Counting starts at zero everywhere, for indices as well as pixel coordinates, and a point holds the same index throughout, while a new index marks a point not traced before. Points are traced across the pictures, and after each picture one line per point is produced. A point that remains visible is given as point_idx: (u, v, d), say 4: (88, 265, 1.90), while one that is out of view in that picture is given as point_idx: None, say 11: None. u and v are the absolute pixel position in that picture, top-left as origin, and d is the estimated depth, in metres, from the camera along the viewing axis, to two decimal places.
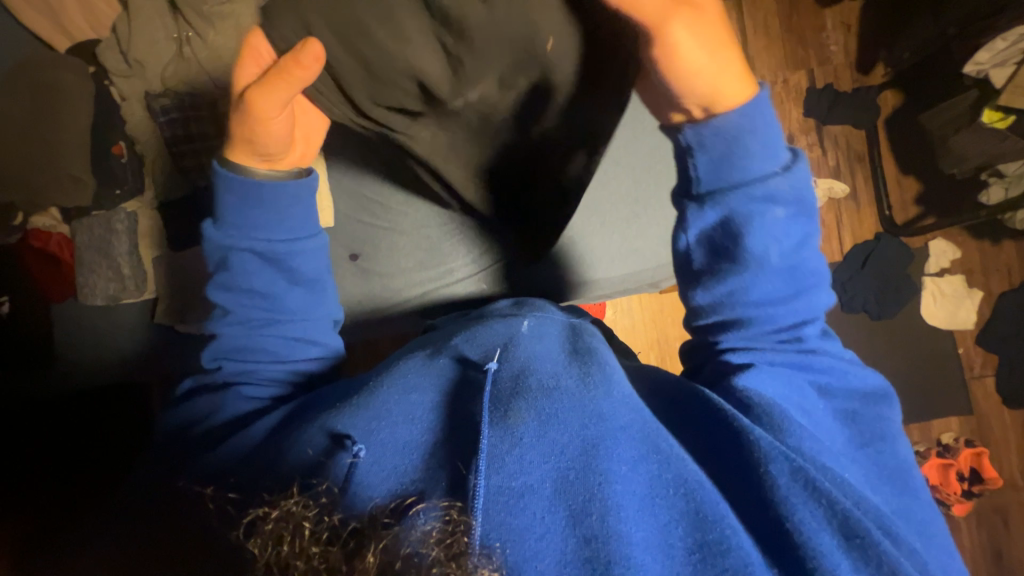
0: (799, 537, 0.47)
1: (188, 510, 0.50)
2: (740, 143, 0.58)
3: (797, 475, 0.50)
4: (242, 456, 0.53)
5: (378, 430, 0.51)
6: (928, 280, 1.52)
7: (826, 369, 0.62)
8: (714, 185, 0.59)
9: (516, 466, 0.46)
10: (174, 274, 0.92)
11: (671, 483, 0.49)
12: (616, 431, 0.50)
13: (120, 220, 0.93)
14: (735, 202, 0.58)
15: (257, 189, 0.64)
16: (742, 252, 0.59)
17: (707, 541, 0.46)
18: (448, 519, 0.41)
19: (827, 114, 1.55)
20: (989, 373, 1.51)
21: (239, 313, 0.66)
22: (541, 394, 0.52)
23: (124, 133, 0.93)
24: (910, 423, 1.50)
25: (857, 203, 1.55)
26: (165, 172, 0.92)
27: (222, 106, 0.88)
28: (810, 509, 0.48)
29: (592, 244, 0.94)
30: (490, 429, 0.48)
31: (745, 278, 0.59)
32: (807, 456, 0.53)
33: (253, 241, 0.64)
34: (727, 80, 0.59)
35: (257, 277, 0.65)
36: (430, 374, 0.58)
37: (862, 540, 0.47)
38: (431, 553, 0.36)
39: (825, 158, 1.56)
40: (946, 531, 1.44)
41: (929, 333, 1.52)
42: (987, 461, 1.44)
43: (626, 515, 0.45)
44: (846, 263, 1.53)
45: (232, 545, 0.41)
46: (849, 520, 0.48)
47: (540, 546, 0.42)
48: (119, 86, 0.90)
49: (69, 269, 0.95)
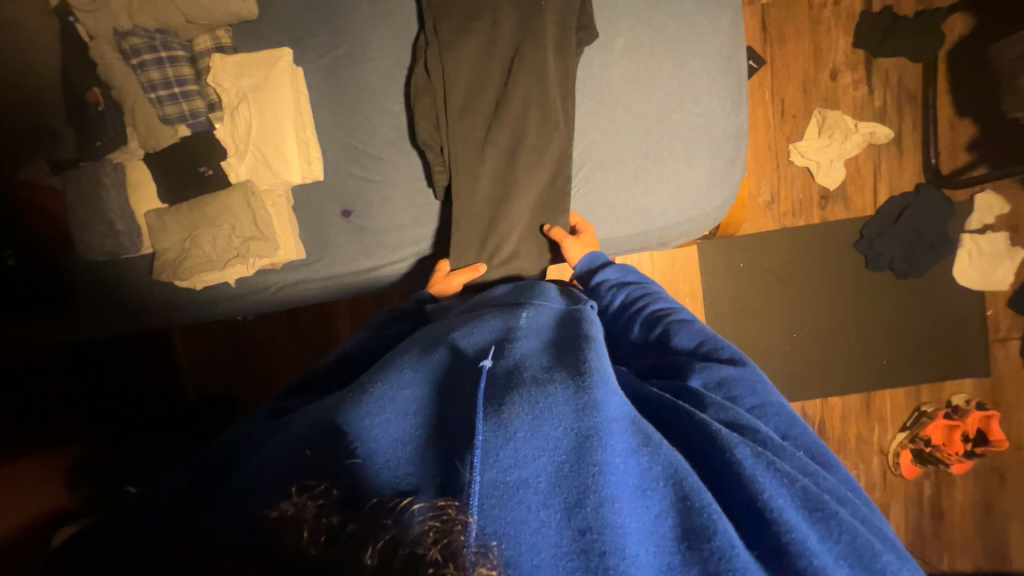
0: (772, 513, 0.42)
1: (204, 504, 0.46)
2: (625, 266, 0.80)
3: (760, 456, 0.46)
4: (249, 463, 0.47)
5: (374, 427, 0.46)
6: (966, 237, 1.41)
7: (753, 386, 0.57)
8: (613, 275, 0.77)
9: (511, 461, 0.41)
10: (166, 229, 0.87)
11: (661, 474, 0.45)
12: (610, 423, 0.45)
13: (106, 171, 0.87)
14: (629, 281, 0.75)
15: (384, 76, 0.86)
16: (651, 317, 0.69)
17: (694, 527, 0.42)
18: (445, 518, 0.36)
19: (880, 44, 1.36)
20: (1015, 337, 1.44)
21: (402, 239, 0.90)
22: (537, 388, 0.47)
23: (98, 78, 0.85)
24: (921, 384, 1.47)
25: (900, 148, 1.40)
26: (146, 120, 0.84)
27: (199, 49, 0.86)
28: (777, 485, 0.44)
29: (592, 199, 0.85)
30: (484, 424, 0.43)
31: (661, 335, 0.66)
32: (767, 440, 0.50)
33: (404, 168, 0.88)
34: (647, 48, 0.81)
35: (407, 199, 0.89)
36: (425, 365, 0.54)
37: (826, 512, 0.44)
38: (428, 552, 0.33)
39: (870, 98, 1.39)
40: (940, 486, 1.46)
41: (956, 293, 1.44)
42: (997, 423, 1.40)
43: (619, 507, 0.41)
44: (879, 217, 1.41)
45: (230, 546, 0.39)
46: (810, 491, 0.45)
47: (535, 541, 0.39)
48: (85, 23, 0.81)
49: (65, 225, 0.90)
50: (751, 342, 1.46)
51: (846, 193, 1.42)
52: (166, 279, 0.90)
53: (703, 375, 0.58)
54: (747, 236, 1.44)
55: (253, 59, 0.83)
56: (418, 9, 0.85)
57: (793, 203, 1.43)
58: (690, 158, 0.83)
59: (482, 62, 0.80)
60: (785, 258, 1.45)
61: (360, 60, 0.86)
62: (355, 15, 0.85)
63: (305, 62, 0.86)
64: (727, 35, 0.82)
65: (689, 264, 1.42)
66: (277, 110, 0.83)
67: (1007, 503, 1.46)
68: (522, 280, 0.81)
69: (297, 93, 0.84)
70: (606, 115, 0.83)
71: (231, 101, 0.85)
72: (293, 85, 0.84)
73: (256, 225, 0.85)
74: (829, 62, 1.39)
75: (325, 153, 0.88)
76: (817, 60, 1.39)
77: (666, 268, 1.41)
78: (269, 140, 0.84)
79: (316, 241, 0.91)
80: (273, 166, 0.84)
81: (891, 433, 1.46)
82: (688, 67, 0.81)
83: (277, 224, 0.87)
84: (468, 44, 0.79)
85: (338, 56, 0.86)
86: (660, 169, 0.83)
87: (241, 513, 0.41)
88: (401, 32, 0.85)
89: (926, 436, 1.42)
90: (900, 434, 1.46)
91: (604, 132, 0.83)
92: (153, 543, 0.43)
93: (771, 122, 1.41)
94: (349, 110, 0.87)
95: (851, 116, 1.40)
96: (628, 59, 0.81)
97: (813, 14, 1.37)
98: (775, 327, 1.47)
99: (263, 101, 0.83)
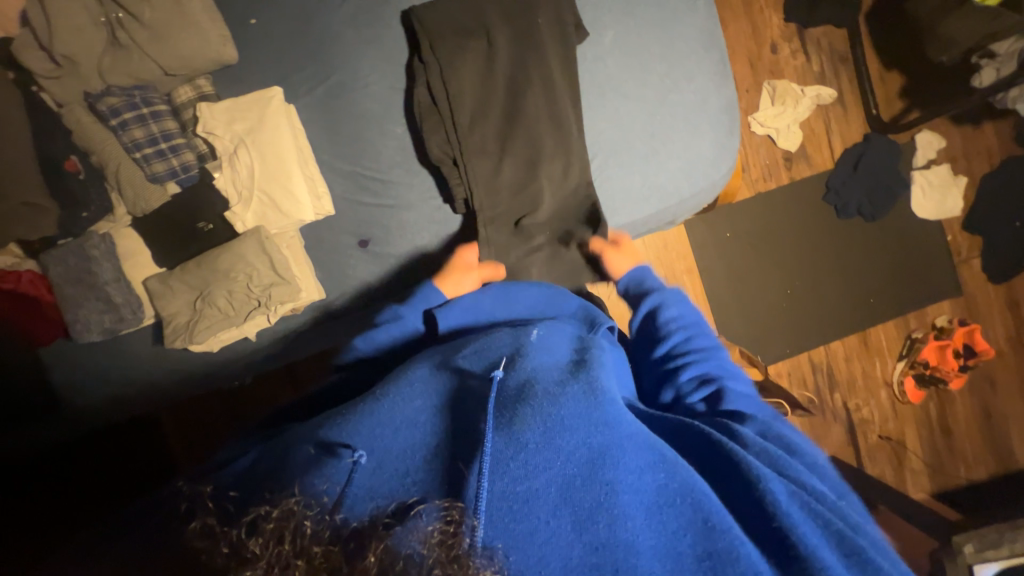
0: (800, 543, 0.44)
1: (182, 515, 0.43)
2: (685, 305, 0.81)
3: (794, 494, 0.49)
4: (252, 462, 0.49)
5: (380, 439, 0.50)
6: (916, 174, 1.55)
7: (795, 440, 0.61)
8: (673, 307, 0.80)
9: (519, 471, 0.45)
10: (173, 292, 0.81)
11: (677, 492, 0.46)
12: (622, 443, 0.48)
13: (93, 244, 0.80)
14: (690, 323, 0.78)
15: (381, 99, 0.85)
16: (709, 365, 0.71)
17: (716, 549, 0.43)
18: (448, 520, 0.39)
19: (809, 16, 1.49)
20: (975, 255, 1.59)
21: (424, 260, 0.89)
22: (547, 399, 0.51)
23: (72, 145, 0.80)
24: (907, 313, 1.58)
25: (844, 105, 1.54)
26: (134, 183, 0.79)
27: (179, 100, 0.82)
28: (807, 521, 0.47)
29: (608, 186, 0.88)
30: (495, 434, 0.47)
31: (716, 381, 0.68)
32: (803, 481, 0.53)
33: (417, 189, 0.87)
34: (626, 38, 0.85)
35: (422, 219, 0.88)
36: (433, 384, 0.57)
37: (861, 557, 0.45)
38: (430, 554, 0.36)
39: (809, 64, 1.52)
40: (944, 404, 1.56)
41: (918, 225, 1.58)
42: (979, 335, 1.54)
43: (631, 524, 0.43)
44: (838, 169, 1.53)
45: (214, 546, 0.37)
46: (846, 536, 0.46)
47: (543, 554, 0.42)
48: (52, 90, 0.77)
49: (52, 308, 0.82)
50: (752, 304, 1.53)
51: (807, 153, 1.53)
52: (179, 346, 0.83)
53: (758, 427, 0.60)
54: (729, 206, 1.51)
55: (243, 101, 0.80)
56: (406, 29, 0.85)
57: (763, 169, 1.52)
58: (692, 133, 0.87)
59: (480, 72, 0.81)
60: (766, 220, 1.53)
61: (355, 88, 0.85)
62: (340, 46, 0.84)
63: (297, 99, 0.84)
64: (704, 15, 0.88)
65: (682, 241, 1.47)
66: (277, 149, 0.80)
67: (1002, 407, 1.58)
68: (549, 286, 0.82)
69: (295, 129, 0.82)
70: (608, 104, 0.86)
71: (226, 148, 0.80)
72: (289, 121, 0.81)
73: (274, 269, 0.81)
74: (768, 38, 1.51)
75: (332, 186, 0.86)
76: (758, 37, 1.50)
77: (662, 249, 1.45)
78: (274, 181, 0.80)
79: (334, 277, 0.87)
80: (283, 207, 0.81)
81: (893, 364, 1.56)
82: (675, 48, 0.86)
83: (295, 267, 0.84)
84: (463, 58, 0.80)
85: (329, 88, 0.85)
86: (668, 148, 0.87)
87: (224, 540, 0.37)
88: (390, 56, 0.85)
89: (923, 360, 1.54)
90: (900, 364, 1.56)
91: (609, 120, 0.86)
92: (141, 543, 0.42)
93: None
94: (349, 139, 0.85)
95: (796, 83, 1.52)
96: (617, 47, 0.85)
97: None
98: (770, 287, 1.54)
99: (260, 142, 0.80)
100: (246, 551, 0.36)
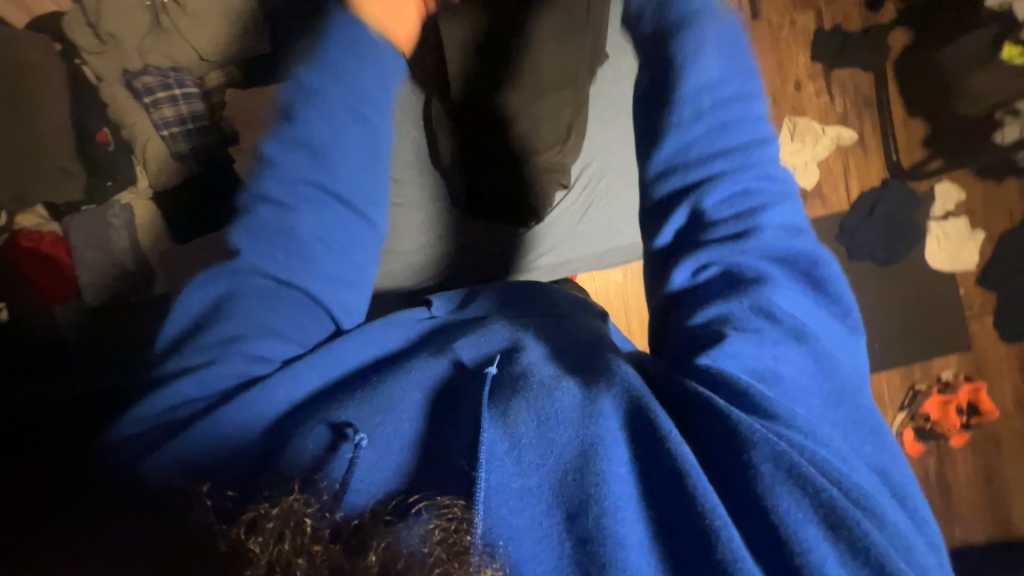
0: (786, 531, 0.42)
1: (179, 514, 0.44)
2: (716, 104, 0.61)
3: (783, 465, 0.44)
4: (253, 450, 0.50)
5: (381, 425, 0.52)
6: (932, 224, 1.53)
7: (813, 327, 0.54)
8: (697, 125, 0.61)
9: (515, 470, 0.47)
10: (179, 267, 0.84)
11: (664, 482, 0.46)
12: (614, 433, 0.48)
13: (115, 214, 0.86)
14: (709, 117, 0.61)
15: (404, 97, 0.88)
16: (728, 208, 0.58)
17: (698, 535, 0.42)
18: (449, 516, 0.42)
19: (835, 58, 1.50)
20: (988, 312, 1.55)
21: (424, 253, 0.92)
22: (543, 393, 0.51)
23: (106, 119, 0.86)
24: (913, 364, 1.55)
25: (864, 148, 1.53)
26: (159, 158, 0.84)
27: (212, 84, 0.84)
28: (795, 499, 0.43)
29: (604, 207, 0.95)
30: (490, 429, 0.49)
31: (725, 248, 0.56)
32: (809, 451, 0.46)
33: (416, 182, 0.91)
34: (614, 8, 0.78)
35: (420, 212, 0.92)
36: (425, 372, 0.58)
37: (850, 529, 0.42)
38: (432, 552, 0.38)
39: (832, 105, 1.52)
40: (944, 461, 1.53)
41: (932, 276, 1.55)
42: (984, 393, 1.53)
43: (620, 517, 0.44)
44: (854, 212, 1.52)
45: (222, 547, 0.39)
46: (836, 507, 0.43)
47: (538, 550, 0.44)
48: (93, 65, 0.81)
49: (70, 269, 0.86)
50: None
51: (822, 192, 1.53)
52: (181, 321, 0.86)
53: (761, 319, 0.52)
54: None
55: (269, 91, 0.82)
56: None
57: None
58: None
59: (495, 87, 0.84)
60: None
61: None
62: None
63: None
64: None
65: None
66: None
67: (1004, 470, 1.53)
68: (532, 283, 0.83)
69: None
70: (610, 131, 0.94)
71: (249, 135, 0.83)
72: None
73: None
74: (793, 75, 1.52)
75: None
76: (782, 74, 1.52)
77: None
78: None
79: None
80: None
81: (893, 414, 1.53)
82: None
83: None
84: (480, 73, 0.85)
85: None
86: None
87: (226, 538, 0.39)
88: None
89: (925, 413, 1.52)
90: (900, 414, 1.53)
91: (612, 147, 0.94)
92: (152, 547, 0.43)
93: None
94: None
95: (817, 122, 1.52)
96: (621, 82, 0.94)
97: (773, 34, 1.51)
98: None
99: None
100: (252, 550, 0.37)
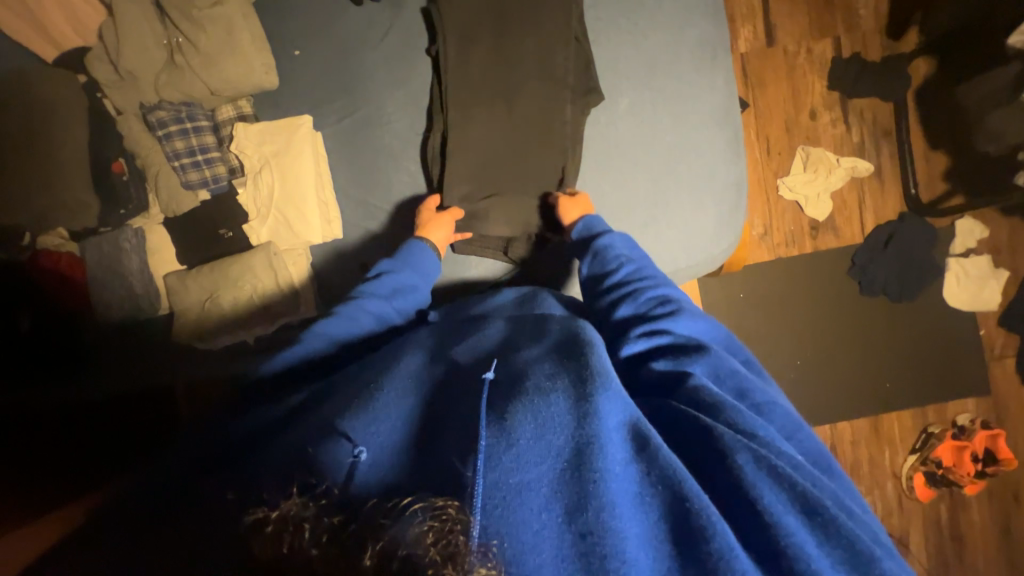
0: (771, 517, 0.43)
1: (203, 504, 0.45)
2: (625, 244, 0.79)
3: (760, 461, 0.47)
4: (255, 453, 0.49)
5: (374, 429, 0.49)
6: (953, 260, 1.47)
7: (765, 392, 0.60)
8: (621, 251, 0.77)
9: (513, 465, 0.44)
10: (185, 289, 0.89)
11: (659, 481, 0.45)
12: (610, 431, 0.47)
13: (127, 237, 0.90)
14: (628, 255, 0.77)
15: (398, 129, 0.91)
16: (664, 297, 0.69)
17: (692, 528, 0.42)
18: (444, 518, 0.38)
19: (852, 87, 1.46)
20: (1010, 354, 1.48)
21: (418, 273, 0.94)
22: (539, 395, 0.49)
23: (122, 149, 0.92)
24: (926, 405, 1.49)
25: (881, 180, 1.49)
26: (169, 187, 0.88)
27: (221, 116, 0.90)
28: (774, 490, 0.45)
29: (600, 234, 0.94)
30: (487, 430, 0.46)
31: (670, 324, 0.66)
32: (780, 451, 0.50)
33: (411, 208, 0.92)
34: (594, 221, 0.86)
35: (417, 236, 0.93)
36: (421, 376, 0.57)
37: (824, 517, 0.44)
38: (427, 553, 0.35)
39: (849, 134, 1.48)
40: (956, 508, 1.46)
41: (950, 314, 1.49)
42: (1003, 442, 1.43)
43: (619, 512, 0.42)
44: (868, 244, 1.47)
45: (229, 543, 0.38)
46: (809, 496, 0.45)
47: (537, 542, 0.40)
48: (114, 98, 0.87)
49: (82, 289, 0.91)
50: None
51: (834, 223, 1.49)
52: (185, 341, 0.90)
53: (710, 372, 0.59)
54: (744, 267, 1.49)
55: (274, 126, 0.88)
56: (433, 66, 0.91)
57: (786, 234, 1.49)
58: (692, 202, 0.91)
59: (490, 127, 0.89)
60: (783, 288, 1.49)
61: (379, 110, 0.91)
62: (372, 85, 0.91)
63: (323, 127, 0.92)
64: (722, 92, 0.93)
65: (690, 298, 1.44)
66: (298, 172, 0.87)
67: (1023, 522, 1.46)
68: (525, 287, 0.82)
69: (318, 153, 0.90)
70: (610, 167, 0.92)
71: (253, 166, 0.88)
72: (313, 147, 0.89)
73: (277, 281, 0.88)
74: (807, 103, 1.48)
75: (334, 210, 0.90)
76: (797, 102, 1.48)
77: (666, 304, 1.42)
78: (291, 202, 0.88)
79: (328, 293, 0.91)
80: (295, 227, 0.88)
81: (902, 456, 1.47)
82: (689, 122, 0.92)
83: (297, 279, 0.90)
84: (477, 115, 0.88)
85: (355, 120, 0.91)
86: (667, 214, 0.91)
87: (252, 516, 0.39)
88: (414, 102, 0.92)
89: (937, 458, 1.44)
90: (911, 457, 1.47)
91: (611, 183, 0.92)
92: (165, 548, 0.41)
93: (758, 159, 1.49)
94: (367, 168, 0.92)
95: (832, 152, 1.48)
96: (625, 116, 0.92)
97: (788, 60, 1.48)
98: (778, 355, 1.49)
99: (283, 165, 0.87)
100: (253, 547, 0.37)
